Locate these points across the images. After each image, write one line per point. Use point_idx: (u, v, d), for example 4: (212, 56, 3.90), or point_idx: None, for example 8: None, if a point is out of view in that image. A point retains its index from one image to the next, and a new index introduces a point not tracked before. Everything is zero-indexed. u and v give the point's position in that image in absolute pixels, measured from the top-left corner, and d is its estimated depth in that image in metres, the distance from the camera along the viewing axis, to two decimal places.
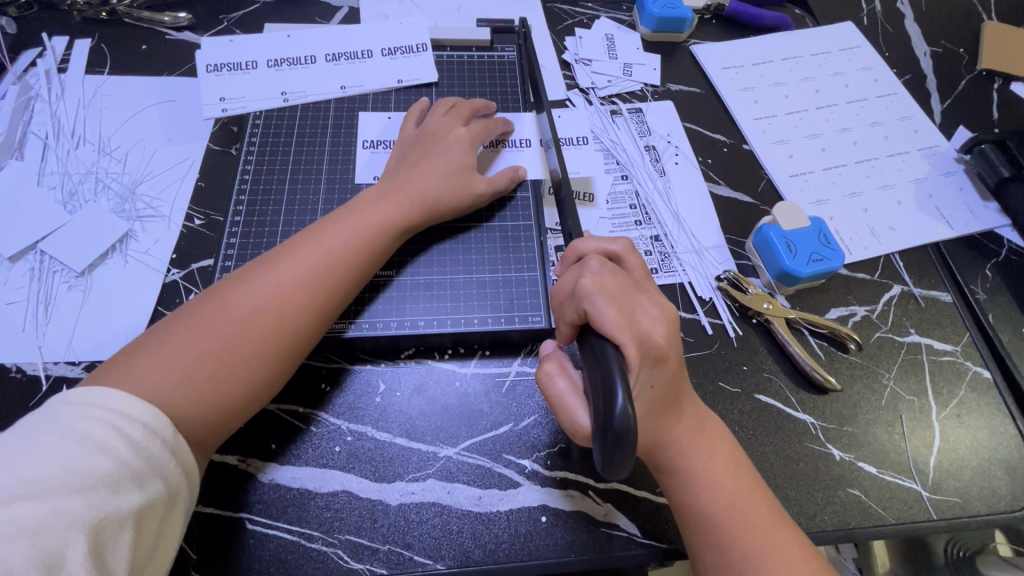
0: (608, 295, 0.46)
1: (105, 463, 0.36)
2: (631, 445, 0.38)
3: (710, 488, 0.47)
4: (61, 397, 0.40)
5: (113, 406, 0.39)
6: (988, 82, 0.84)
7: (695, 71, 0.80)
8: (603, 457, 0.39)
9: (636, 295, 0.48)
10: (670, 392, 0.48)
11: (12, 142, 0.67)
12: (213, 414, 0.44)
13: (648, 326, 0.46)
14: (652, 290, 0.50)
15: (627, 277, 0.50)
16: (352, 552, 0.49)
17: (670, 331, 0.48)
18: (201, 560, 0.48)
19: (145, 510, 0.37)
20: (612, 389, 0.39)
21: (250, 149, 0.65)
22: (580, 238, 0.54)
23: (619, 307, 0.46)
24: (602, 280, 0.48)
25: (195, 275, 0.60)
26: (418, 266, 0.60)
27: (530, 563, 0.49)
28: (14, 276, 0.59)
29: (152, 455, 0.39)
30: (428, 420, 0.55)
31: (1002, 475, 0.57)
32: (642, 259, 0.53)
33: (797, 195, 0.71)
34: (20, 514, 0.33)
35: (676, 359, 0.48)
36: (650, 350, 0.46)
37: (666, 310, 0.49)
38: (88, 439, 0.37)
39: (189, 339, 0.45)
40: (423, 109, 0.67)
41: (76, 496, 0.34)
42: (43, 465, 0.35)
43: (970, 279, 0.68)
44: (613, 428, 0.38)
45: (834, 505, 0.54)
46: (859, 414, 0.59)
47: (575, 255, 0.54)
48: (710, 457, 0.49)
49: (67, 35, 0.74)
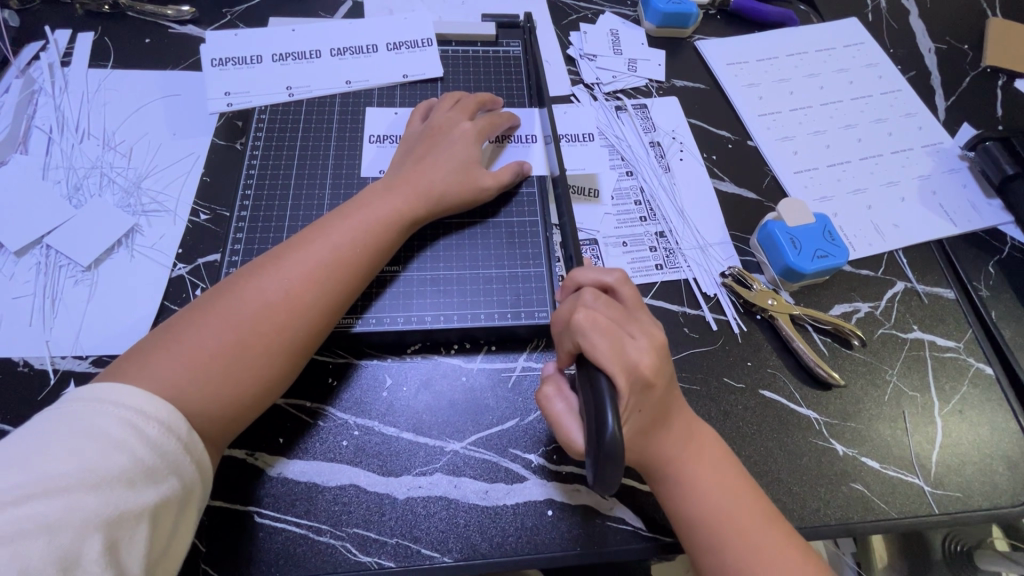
0: (601, 329, 0.46)
1: (122, 460, 0.36)
2: (621, 466, 0.38)
3: (700, 493, 0.48)
4: (75, 392, 0.40)
5: (128, 402, 0.39)
6: (992, 79, 0.85)
7: (700, 66, 0.80)
8: (596, 474, 0.40)
9: (627, 325, 0.48)
10: (660, 411, 0.48)
11: (16, 136, 0.66)
12: (226, 409, 0.44)
13: (636, 358, 0.45)
14: (644, 321, 0.50)
15: (619, 309, 0.49)
16: (361, 545, 0.49)
17: (660, 359, 0.47)
18: (210, 553, 0.48)
19: (161, 506, 0.38)
20: (603, 415, 0.39)
21: (255, 143, 0.65)
22: (577, 268, 0.53)
23: (611, 338, 0.45)
24: (595, 312, 0.47)
25: (201, 270, 0.60)
26: (425, 262, 0.60)
27: (536, 557, 0.50)
28: (21, 270, 0.59)
29: (167, 452, 0.39)
30: (435, 415, 0.55)
31: (1003, 469, 0.58)
32: (636, 288, 0.52)
33: (802, 192, 0.71)
34: (36, 512, 0.33)
35: (665, 382, 0.48)
36: (638, 379, 0.45)
37: (656, 340, 0.48)
38: (104, 436, 0.37)
39: (201, 334, 0.45)
40: (429, 105, 0.67)
41: (93, 494, 0.35)
42: (60, 462, 0.35)
43: (972, 276, 0.69)
44: (603, 450, 0.38)
45: (837, 499, 0.54)
46: (862, 410, 0.59)
47: (574, 285, 0.53)
48: (700, 462, 0.49)
49: (69, 29, 0.74)
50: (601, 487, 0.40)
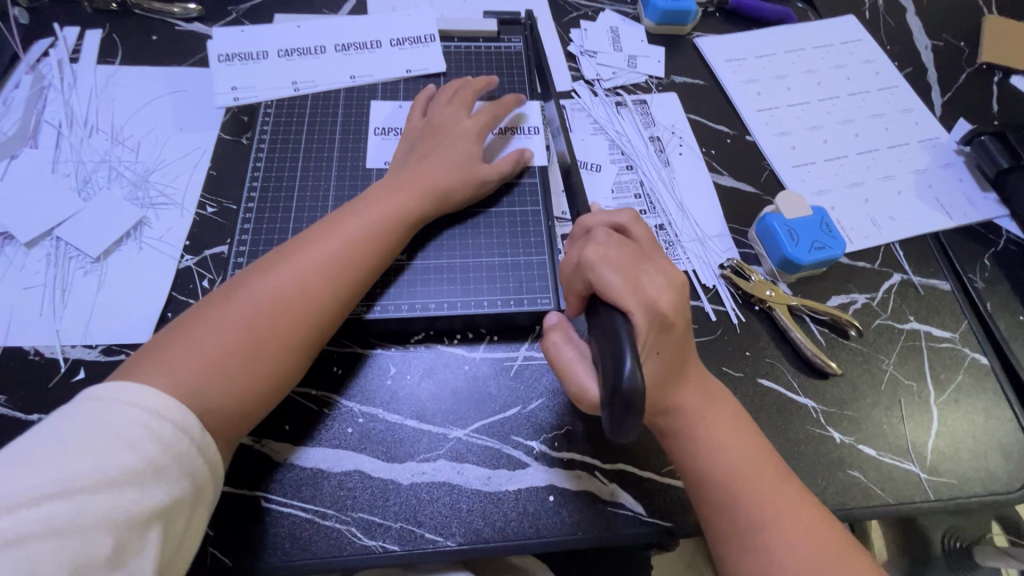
0: (614, 267, 0.47)
1: (134, 460, 0.37)
2: (639, 415, 0.38)
3: (714, 451, 0.48)
4: (91, 391, 0.40)
5: (142, 403, 0.40)
6: (988, 75, 0.86)
7: (699, 62, 0.81)
8: (611, 421, 0.39)
9: (642, 264, 0.49)
10: (676, 357, 0.49)
11: (26, 130, 0.67)
12: (240, 407, 0.45)
13: (655, 295, 0.47)
14: (661, 260, 0.50)
15: (633, 249, 0.50)
16: (366, 529, 0.50)
17: (679, 297, 0.48)
18: (218, 536, 0.49)
19: (172, 507, 0.39)
20: (618, 366, 0.39)
21: (262, 137, 0.66)
22: (586, 213, 0.54)
23: (625, 276, 0.46)
24: (607, 252, 0.48)
25: (208, 261, 0.61)
26: (429, 252, 0.61)
27: (538, 542, 0.51)
28: (31, 261, 0.60)
29: (179, 454, 0.40)
30: (438, 403, 0.56)
31: (998, 458, 0.59)
32: (649, 229, 0.53)
33: (799, 185, 0.72)
34: (51, 513, 0.34)
35: (683, 324, 0.48)
36: (656, 317, 0.46)
37: (674, 278, 0.49)
38: (118, 437, 0.38)
39: (214, 331, 0.46)
40: (426, 97, 0.67)
41: (106, 495, 0.36)
42: (74, 463, 0.36)
43: (968, 268, 0.69)
44: (621, 394, 0.38)
45: (834, 485, 0.55)
46: (858, 399, 0.60)
47: (582, 230, 0.53)
48: (715, 420, 0.50)
49: (78, 26, 0.75)
50: (616, 437, 0.40)
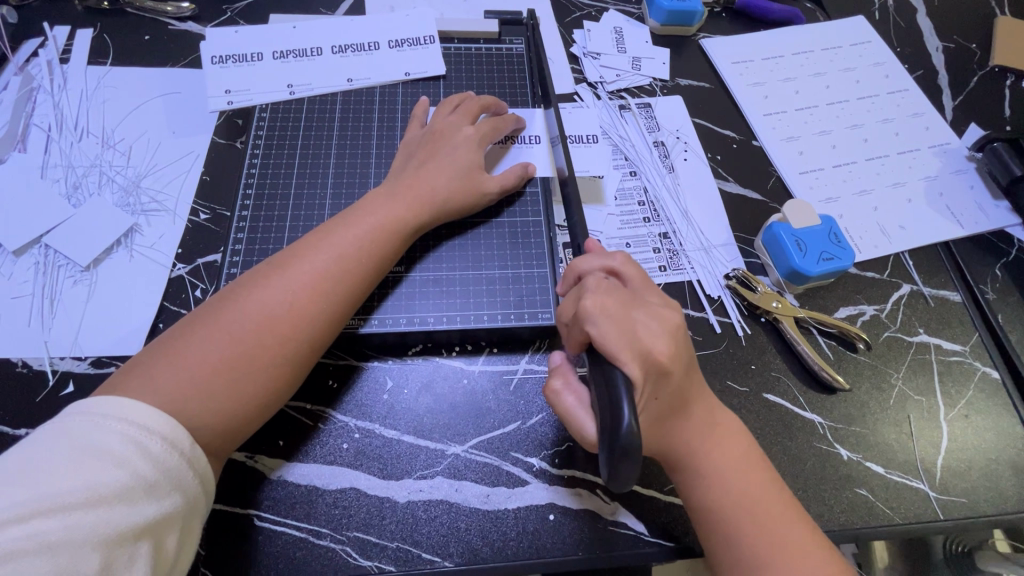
0: (609, 316, 0.45)
1: (123, 476, 0.36)
2: (637, 462, 0.38)
3: (727, 487, 0.47)
4: (80, 406, 0.39)
5: (134, 419, 0.39)
6: (1000, 78, 0.84)
7: (706, 65, 0.79)
8: (611, 470, 0.39)
9: (635, 310, 0.46)
10: (676, 399, 0.47)
11: (15, 134, 0.66)
12: (231, 425, 0.44)
13: (650, 343, 0.44)
14: (654, 301, 0.48)
15: (624, 293, 0.48)
16: (361, 549, 0.49)
17: (676, 345, 0.46)
18: (209, 556, 0.48)
19: (163, 522, 0.37)
20: (617, 417, 0.39)
21: (256, 141, 0.65)
22: (578, 257, 0.52)
23: (619, 324, 0.44)
24: (602, 299, 0.46)
25: (201, 270, 0.60)
26: (429, 262, 0.60)
27: (537, 562, 0.49)
28: (20, 270, 0.59)
29: (171, 468, 0.39)
30: (435, 418, 0.55)
31: (1009, 475, 0.57)
32: (640, 267, 0.51)
33: (807, 193, 0.71)
34: (39, 529, 0.33)
35: (682, 368, 0.46)
36: (652, 367, 0.44)
37: (670, 322, 0.47)
38: (107, 453, 0.37)
39: (205, 346, 0.45)
40: (427, 108, 0.66)
41: (93, 512, 0.35)
42: (62, 478, 0.35)
43: (980, 279, 0.68)
44: (619, 445, 0.38)
45: (841, 503, 0.54)
46: (867, 414, 0.58)
47: (575, 275, 0.52)
48: (725, 453, 0.48)
49: (68, 26, 0.73)
50: (614, 483, 0.40)
